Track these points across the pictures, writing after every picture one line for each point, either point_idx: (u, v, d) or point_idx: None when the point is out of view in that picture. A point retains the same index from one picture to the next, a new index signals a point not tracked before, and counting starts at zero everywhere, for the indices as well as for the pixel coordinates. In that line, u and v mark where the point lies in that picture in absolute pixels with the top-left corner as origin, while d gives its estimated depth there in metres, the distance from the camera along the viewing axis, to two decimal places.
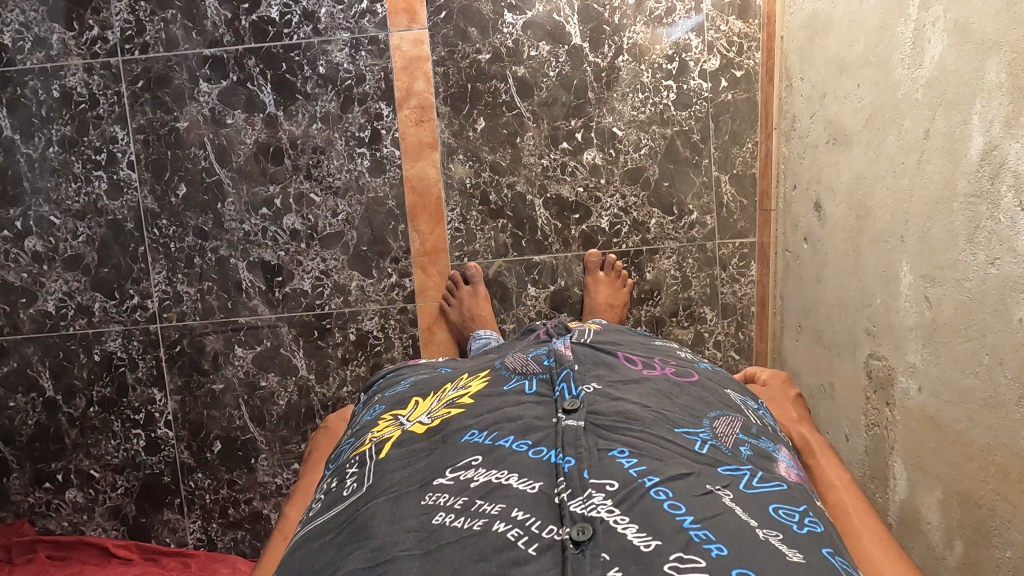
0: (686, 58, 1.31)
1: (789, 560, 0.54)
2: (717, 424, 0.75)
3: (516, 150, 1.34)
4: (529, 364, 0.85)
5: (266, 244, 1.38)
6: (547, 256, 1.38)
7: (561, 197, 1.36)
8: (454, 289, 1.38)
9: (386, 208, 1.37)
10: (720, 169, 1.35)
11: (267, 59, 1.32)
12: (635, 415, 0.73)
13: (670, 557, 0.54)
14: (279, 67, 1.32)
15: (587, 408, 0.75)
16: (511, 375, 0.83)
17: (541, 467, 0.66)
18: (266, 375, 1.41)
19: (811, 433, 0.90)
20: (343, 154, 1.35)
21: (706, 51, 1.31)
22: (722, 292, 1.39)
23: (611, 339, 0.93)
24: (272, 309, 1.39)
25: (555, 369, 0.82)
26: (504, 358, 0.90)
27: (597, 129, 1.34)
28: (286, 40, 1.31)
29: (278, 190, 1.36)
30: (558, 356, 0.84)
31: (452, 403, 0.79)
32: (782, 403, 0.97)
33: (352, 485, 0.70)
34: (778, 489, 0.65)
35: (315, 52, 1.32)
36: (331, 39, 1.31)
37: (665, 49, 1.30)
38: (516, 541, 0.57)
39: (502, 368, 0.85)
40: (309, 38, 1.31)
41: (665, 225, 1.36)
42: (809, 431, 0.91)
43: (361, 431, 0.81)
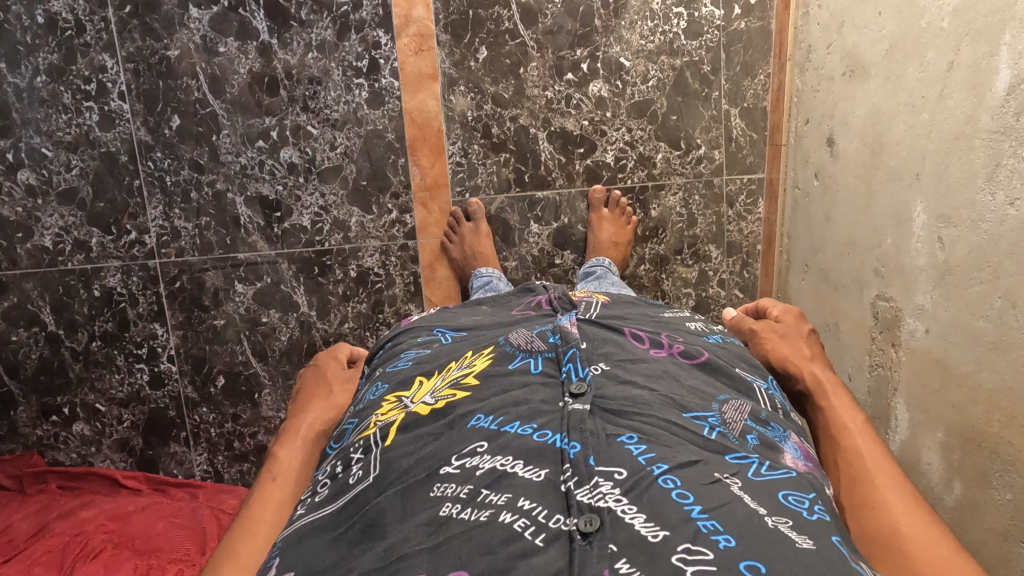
0: None
1: (798, 546, 0.53)
2: (725, 408, 0.73)
3: (520, 81, 1.30)
4: (534, 341, 0.82)
5: (263, 178, 1.35)
6: (550, 192, 1.35)
7: (565, 130, 1.32)
8: (455, 228, 1.35)
9: (385, 141, 1.33)
10: (728, 102, 1.30)
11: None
12: (642, 399, 0.71)
13: (678, 548, 0.53)
14: None
15: (594, 391, 0.73)
16: (516, 353, 0.80)
17: (547, 453, 0.65)
18: (267, 312, 1.40)
19: (820, 371, 0.89)
20: (340, 85, 1.31)
21: None
22: (729, 230, 1.35)
23: (618, 315, 0.91)
24: (272, 245, 1.38)
25: (560, 348, 0.80)
26: (508, 332, 0.87)
27: (603, 59, 1.29)
28: None
29: (274, 122, 1.32)
30: (564, 334, 0.82)
31: (457, 383, 0.77)
32: (794, 339, 0.95)
33: (358, 472, 0.69)
34: (786, 477, 0.64)
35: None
36: None
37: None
38: (523, 532, 0.57)
39: (505, 344, 0.82)
40: None
41: (671, 159, 1.32)
42: (819, 367, 0.90)
43: (364, 411, 0.79)
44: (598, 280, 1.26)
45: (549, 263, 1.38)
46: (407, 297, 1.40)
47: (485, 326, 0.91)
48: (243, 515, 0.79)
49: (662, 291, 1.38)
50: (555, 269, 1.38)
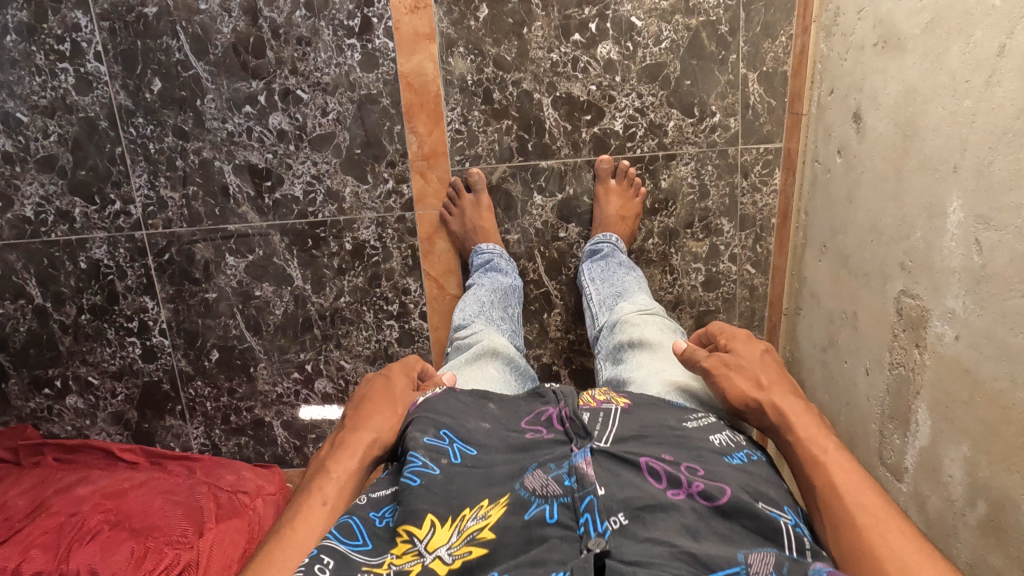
0: None
1: None
2: (754, 561, 0.56)
3: (523, 42, 1.21)
4: (549, 484, 0.63)
5: (251, 145, 1.28)
6: (554, 162, 1.27)
7: (571, 95, 1.24)
8: (455, 199, 1.29)
9: (380, 107, 1.25)
10: (746, 66, 1.22)
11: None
12: (665, 554, 0.57)
13: None
14: None
15: (612, 552, 0.57)
16: (531, 500, 0.62)
17: None
18: (260, 285, 1.35)
19: (784, 398, 0.74)
20: (331, 46, 1.22)
21: None
22: (742, 203, 1.28)
23: (635, 432, 0.72)
24: (262, 216, 1.31)
25: (577, 493, 0.62)
26: (525, 460, 0.69)
27: (613, 18, 1.20)
28: None
29: (261, 86, 1.25)
30: (580, 475, 0.64)
31: (472, 536, 0.60)
32: (749, 364, 0.79)
33: None
34: None
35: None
36: None
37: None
38: None
39: (518, 488, 0.64)
40: None
41: (684, 127, 1.25)
42: (782, 395, 0.74)
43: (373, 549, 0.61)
44: (606, 261, 1.24)
45: (553, 237, 1.31)
46: (405, 272, 1.34)
47: (495, 444, 0.72)
48: (270, 544, 0.64)
49: (670, 266, 1.32)
50: (559, 243, 1.32)
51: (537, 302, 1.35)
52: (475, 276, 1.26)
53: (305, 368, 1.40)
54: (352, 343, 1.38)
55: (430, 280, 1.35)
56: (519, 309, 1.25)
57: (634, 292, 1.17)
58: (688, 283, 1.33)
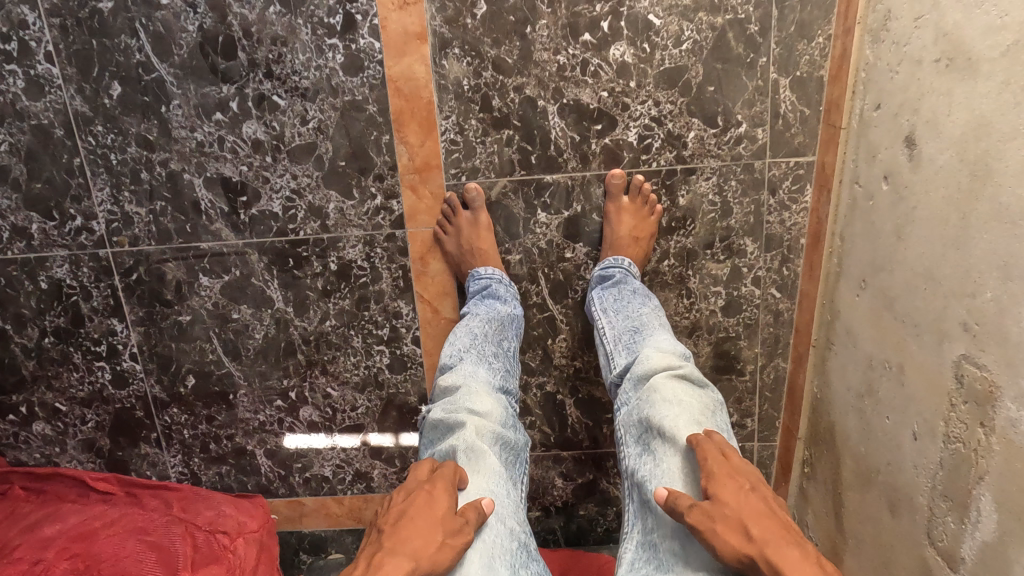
0: None
1: None
2: None
3: (526, 42, 1.08)
4: None
5: (224, 157, 1.15)
6: (561, 176, 1.14)
7: (580, 102, 1.11)
8: (451, 217, 1.17)
9: (366, 115, 1.12)
10: (778, 70, 1.08)
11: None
12: None
13: None
14: None
15: None
16: None
17: None
18: (237, 307, 1.24)
19: (781, 552, 0.67)
20: (310, 46, 1.09)
21: None
22: (769, 222, 1.16)
23: None
24: (238, 234, 1.19)
25: None
26: None
27: (628, 15, 1.06)
28: None
29: (233, 90, 1.11)
30: None
31: None
32: (740, 514, 0.71)
33: None
34: None
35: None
36: None
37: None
38: None
39: None
40: None
41: (706, 138, 1.12)
42: (777, 545, 0.67)
43: None
44: (619, 288, 1.12)
45: (558, 258, 1.19)
46: (396, 294, 1.22)
47: None
48: None
49: (687, 289, 1.20)
50: (565, 264, 1.19)
51: (541, 327, 1.23)
52: (472, 303, 1.14)
53: (289, 395, 1.29)
54: (339, 369, 1.27)
55: (423, 303, 1.23)
56: (518, 343, 1.13)
57: (653, 328, 1.05)
58: (706, 307, 1.21)
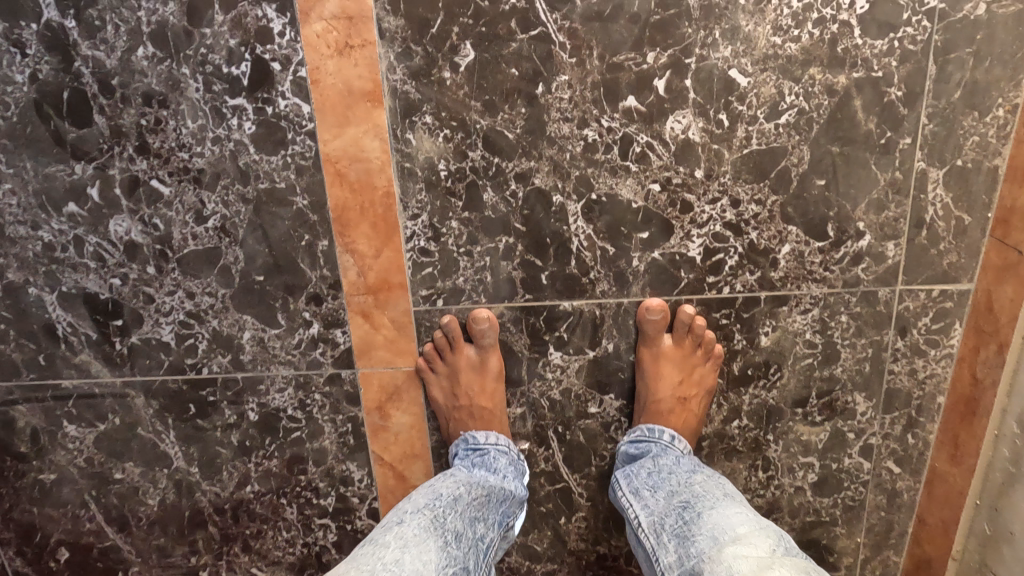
0: None
1: None
2: None
3: (536, 109, 0.69)
4: None
5: (84, 264, 0.77)
6: (584, 302, 0.76)
7: (616, 199, 0.72)
8: (443, 352, 0.79)
9: (293, 211, 0.74)
10: (926, 158, 0.70)
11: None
12: None
13: None
14: None
15: None
16: None
17: None
18: (120, 465, 0.87)
19: None
20: (203, 108, 0.71)
21: None
22: (892, 371, 0.78)
23: None
24: (114, 370, 0.82)
25: None
26: None
27: (697, 70, 0.67)
28: None
29: (89, 171, 0.73)
30: None
31: None
32: None
33: None
34: None
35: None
36: None
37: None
38: None
39: None
40: None
41: (807, 254, 0.74)
42: None
43: None
44: (653, 461, 0.75)
45: (578, 413, 0.81)
46: (343, 455, 0.85)
47: None
48: None
49: (765, 459, 0.83)
50: (587, 422, 0.82)
51: (551, 502, 0.86)
52: (454, 465, 0.78)
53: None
54: (266, 546, 0.91)
55: (381, 466, 0.85)
56: (497, 535, 0.73)
57: (715, 502, 0.66)
58: (790, 484, 0.84)
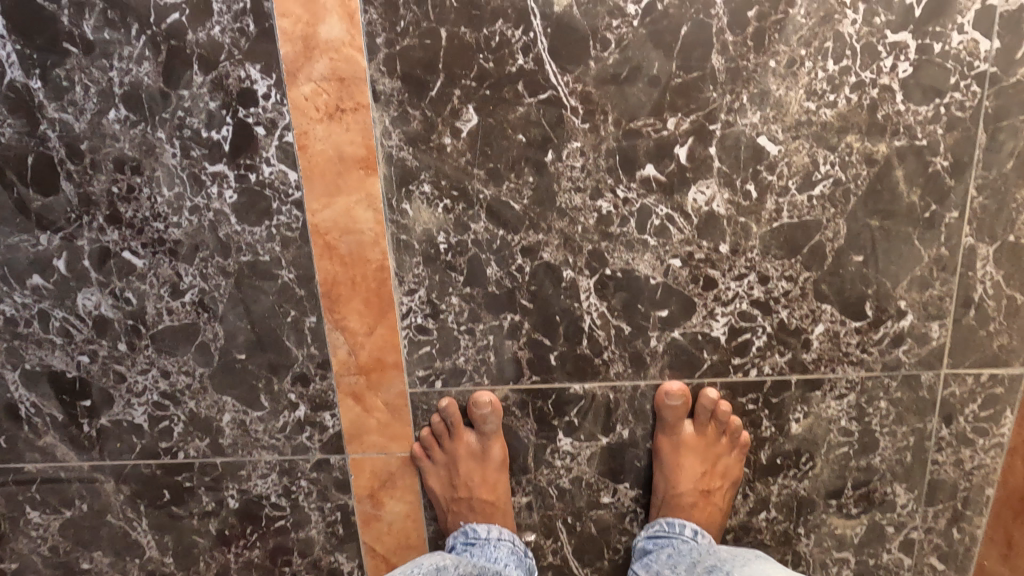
0: None
1: None
2: None
3: (545, 177, 0.63)
4: None
5: (50, 340, 0.71)
6: (596, 385, 0.69)
7: (633, 274, 0.66)
8: (442, 438, 0.72)
9: (278, 285, 0.68)
10: (975, 232, 0.63)
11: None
12: None
13: None
14: None
15: None
16: None
17: None
18: (87, 555, 0.79)
19: None
20: (180, 175, 0.64)
21: None
22: (936, 461, 0.71)
23: None
24: (81, 453, 0.75)
25: None
26: None
27: (723, 136, 0.61)
28: None
29: (56, 241, 0.67)
30: None
31: None
32: None
33: None
34: None
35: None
36: None
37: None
38: None
39: None
40: None
41: (842, 334, 0.67)
42: None
43: None
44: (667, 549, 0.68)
45: (589, 503, 0.74)
46: (331, 546, 0.77)
47: None
48: None
49: (796, 554, 0.75)
50: (600, 513, 0.74)
51: None
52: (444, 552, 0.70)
53: None
54: None
55: (372, 558, 0.77)
56: None
57: None
58: None
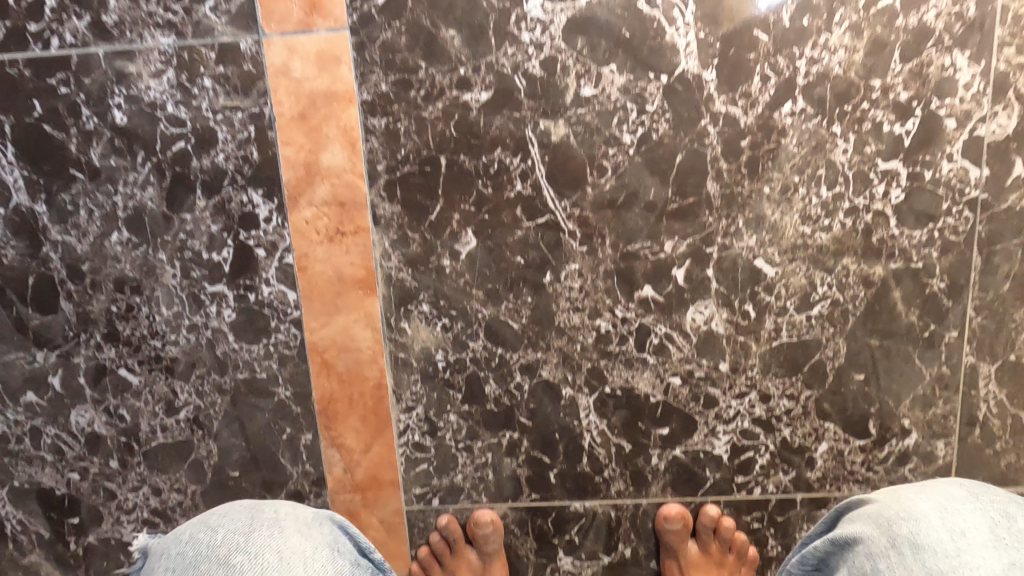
0: (931, 116, 0.58)
1: None
2: None
3: (543, 298, 0.63)
4: None
5: (40, 457, 0.69)
6: (597, 503, 0.68)
7: (632, 393, 0.65)
8: (442, 555, 0.69)
9: (274, 401, 0.67)
10: (976, 351, 0.63)
11: (4, 93, 0.61)
12: None
13: None
14: (29, 109, 0.61)
15: None
16: None
17: None
18: None
19: None
20: (179, 294, 0.65)
21: (983, 101, 0.58)
22: None
23: None
24: (65, 572, 0.73)
25: None
26: None
27: (719, 258, 0.62)
28: (39, 50, 0.60)
29: (51, 359, 0.67)
30: None
31: None
32: None
33: None
34: None
35: (105, 74, 0.60)
36: (136, 49, 0.60)
37: (892, 95, 0.58)
38: None
39: None
40: (88, 46, 0.60)
41: (846, 452, 0.66)
42: None
43: None
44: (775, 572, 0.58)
45: None
46: None
47: None
48: None
49: None
50: None
51: None
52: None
53: None
54: None
55: None
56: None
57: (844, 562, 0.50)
58: None
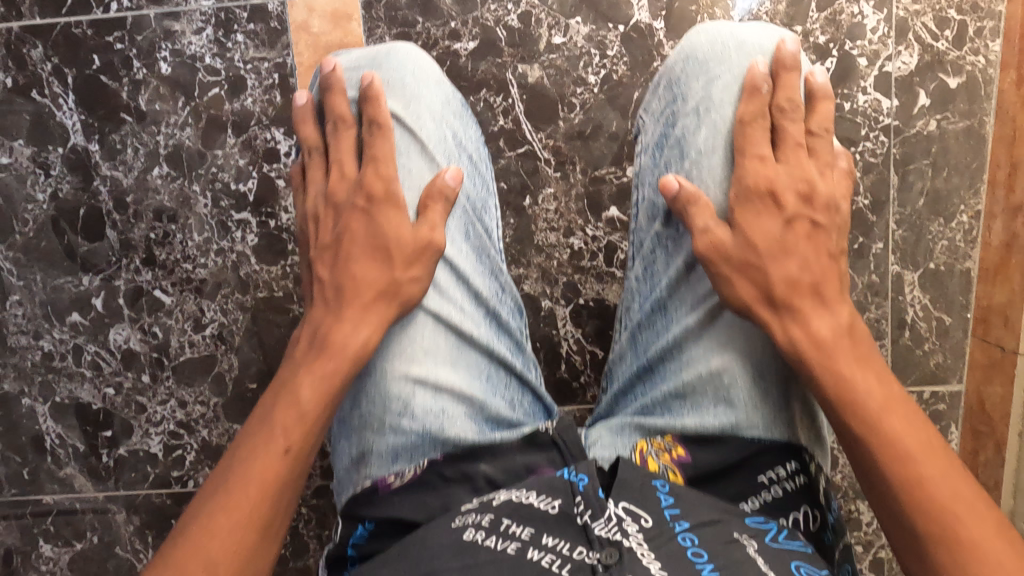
0: (846, 56, 0.69)
1: None
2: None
3: (524, 219, 0.73)
4: None
5: (80, 373, 0.78)
6: (575, 407, 0.76)
7: (603, 304, 0.74)
8: None
9: (289, 318, 0.76)
10: (901, 261, 0.72)
11: (68, 49, 0.73)
12: None
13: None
14: (88, 62, 0.73)
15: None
16: None
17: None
18: None
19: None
20: (209, 221, 0.75)
21: (890, 41, 0.69)
22: None
23: None
24: (97, 483, 0.80)
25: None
26: None
27: None
28: (100, 13, 0.72)
29: (96, 282, 0.76)
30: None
31: None
32: None
33: None
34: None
35: (154, 32, 0.72)
36: (181, 10, 0.72)
37: (812, 39, 0.69)
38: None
39: None
40: (141, 9, 0.72)
41: None
42: None
43: None
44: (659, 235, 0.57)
45: None
46: None
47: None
48: None
49: None
50: None
51: None
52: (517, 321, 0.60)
53: None
54: None
55: None
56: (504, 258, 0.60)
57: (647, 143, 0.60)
58: None
